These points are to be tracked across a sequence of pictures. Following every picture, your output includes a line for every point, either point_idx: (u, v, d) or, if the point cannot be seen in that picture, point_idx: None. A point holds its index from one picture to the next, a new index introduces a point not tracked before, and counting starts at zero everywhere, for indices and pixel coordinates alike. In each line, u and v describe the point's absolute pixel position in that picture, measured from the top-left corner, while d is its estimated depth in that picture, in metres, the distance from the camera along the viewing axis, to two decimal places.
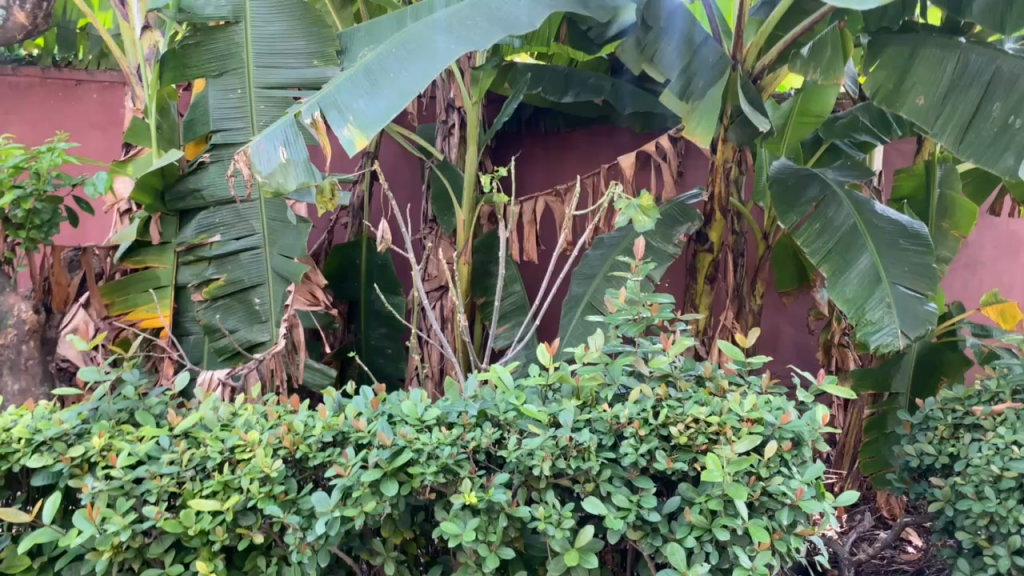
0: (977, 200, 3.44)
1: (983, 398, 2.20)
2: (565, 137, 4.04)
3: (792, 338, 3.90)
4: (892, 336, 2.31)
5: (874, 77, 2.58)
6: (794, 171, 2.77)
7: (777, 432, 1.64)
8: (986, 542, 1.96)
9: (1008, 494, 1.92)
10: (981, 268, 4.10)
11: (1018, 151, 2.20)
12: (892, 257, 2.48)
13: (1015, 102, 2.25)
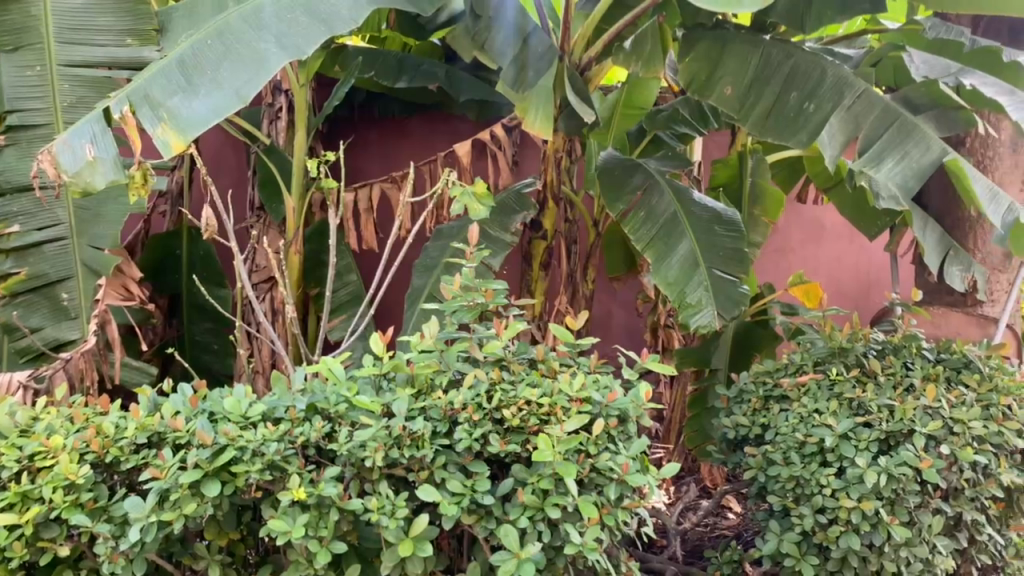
0: (785, 187, 3.70)
1: (789, 370, 2.38)
2: (400, 123, 3.99)
3: (623, 321, 4.06)
4: (710, 318, 2.48)
5: (687, 68, 2.67)
6: (620, 162, 2.85)
7: (604, 409, 1.71)
8: (793, 503, 2.10)
9: (811, 458, 2.09)
10: (791, 252, 4.42)
11: (812, 130, 2.43)
12: (709, 244, 2.62)
13: (810, 90, 2.48)
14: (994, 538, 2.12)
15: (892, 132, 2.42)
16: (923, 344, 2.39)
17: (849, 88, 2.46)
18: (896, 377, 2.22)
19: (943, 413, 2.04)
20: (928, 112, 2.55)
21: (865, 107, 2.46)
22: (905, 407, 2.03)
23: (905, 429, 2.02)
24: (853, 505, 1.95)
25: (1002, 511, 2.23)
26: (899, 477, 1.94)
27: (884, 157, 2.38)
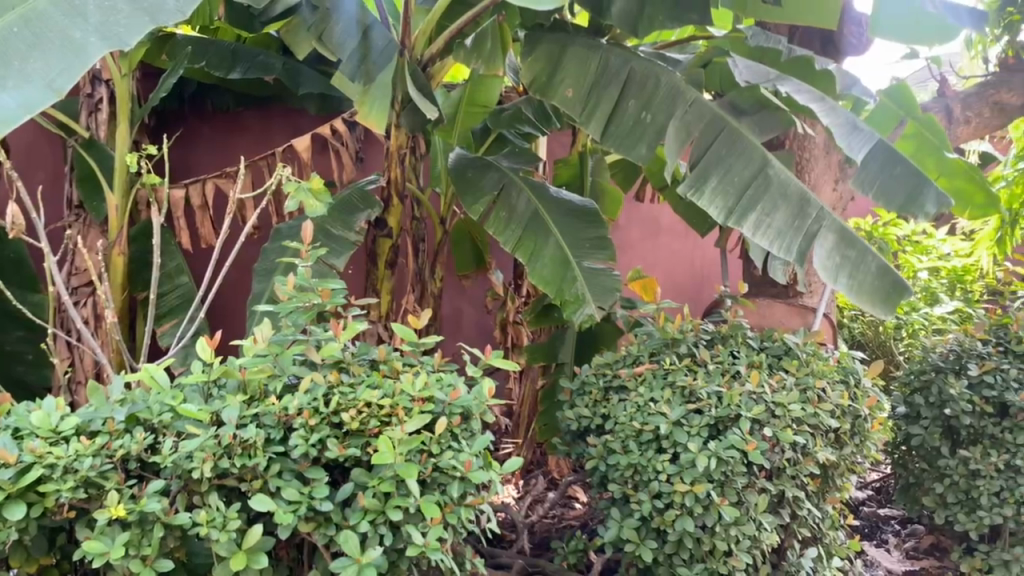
0: (625, 186, 3.83)
1: (627, 361, 2.46)
2: (236, 116, 3.84)
3: (473, 319, 4.07)
4: (591, 310, 2.52)
5: (529, 68, 2.67)
6: (471, 161, 2.80)
7: (447, 408, 1.70)
8: (633, 491, 2.17)
9: (648, 445, 2.17)
10: (632, 249, 4.58)
11: (650, 143, 2.55)
12: (574, 239, 2.66)
13: (646, 100, 2.57)
14: (812, 512, 2.27)
15: (719, 142, 2.53)
16: (748, 334, 2.52)
17: (681, 97, 2.56)
18: (724, 365, 2.34)
19: (766, 398, 2.18)
20: (752, 114, 2.67)
21: (696, 116, 2.55)
22: (732, 393, 2.15)
23: (732, 414, 2.13)
24: (686, 489, 2.04)
25: (820, 486, 2.39)
26: (728, 460, 2.05)
27: (709, 173, 2.49)
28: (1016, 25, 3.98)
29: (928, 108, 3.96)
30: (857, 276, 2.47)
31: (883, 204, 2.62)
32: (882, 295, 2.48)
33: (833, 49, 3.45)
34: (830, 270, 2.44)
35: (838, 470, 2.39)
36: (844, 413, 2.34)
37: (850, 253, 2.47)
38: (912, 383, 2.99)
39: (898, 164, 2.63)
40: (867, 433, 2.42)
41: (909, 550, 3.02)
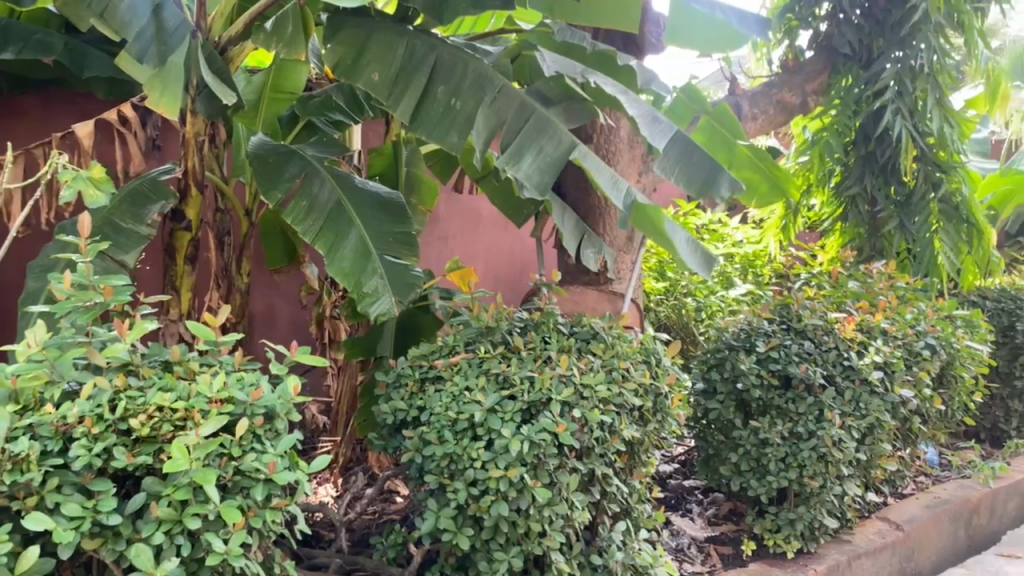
0: (441, 177, 3.82)
1: (443, 351, 2.44)
2: (9, 99, 3.48)
3: (287, 314, 3.92)
4: (388, 304, 2.45)
5: (332, 53, 2.62)
6: (274, 149, 2.70)
7: (248, 408, 1.63)
8: (448, 480, 2.17)
9: (463, 434, 2.18)
10: (451, 240, 4.59)
11: (461, 129, 2.54)
12: (377, 231, 2.58)
13: (454, 86, 2.57)
14: (621, 488, 2.36)
15: (530, 125, 2.56)
16: (559, 320, 2.58)
17: (488, 83, 2.58)
18: (535, 351, 2.39)
19: (574, 380, 2.25)
20: (559, 103, 2.74)
21: (504, 102, 2.59)
22: (543, 377, 2.22)
23: (543, 398, 2.19)
24: (501, 474, 2.07)
25: (627, 463, 2.49)
26: (539, 443, 2.10)
27: (524, 152, 2.52)
28: (795, 30, 4.51)
29: (721, 105, 4.07)
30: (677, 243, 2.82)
31: (685, 186, 2.74)
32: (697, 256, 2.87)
33: (634, 47, 3.59)
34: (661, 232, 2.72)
35: (643, 446, 2.50)
36: (646, 392, 2.45)
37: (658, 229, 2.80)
38: (710, 361, 3.20)
39: (696, 152, 2.76)
40: (667, 410, 2.54)
41: (711, 517, 3.23)
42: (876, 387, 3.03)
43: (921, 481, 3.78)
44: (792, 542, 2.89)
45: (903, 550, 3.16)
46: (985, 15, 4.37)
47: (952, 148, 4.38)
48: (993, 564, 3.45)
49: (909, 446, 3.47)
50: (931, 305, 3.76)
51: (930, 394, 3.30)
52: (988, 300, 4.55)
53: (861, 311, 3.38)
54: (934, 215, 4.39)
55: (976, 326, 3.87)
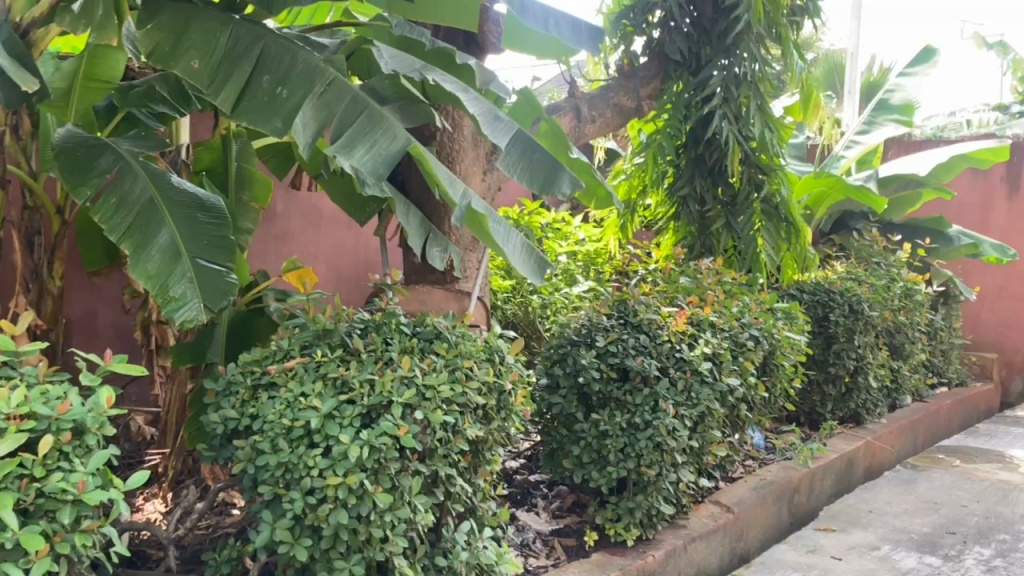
0: (278, 173, 3.67)
1: (276, 357, 2.33)
2: None
3: (110, 320, 3.65)
4: (196, 311, 2.28)
5: (149, 35, 2.48)
6: (84, 141, 2.51)
7: (53, 424, 1.49)
8: (284, 490, 2.08)
9: (299, 442, 2.10)
10: (290, 239, 4.43)
11: (286, 116, 2.42)
12: (190, 232, 2.42)
13: (281, 75, 2.50)
14: (465, 488, 2.34)
15: (362, 119, 2.49)
16: (402, 320, 2.50)
17: (318, 75, 2.52)
18: (376, 352, 2.33)
19: (416, 381, 2.22)
20: (393, 103, 2.71)
21: (336, 95, 2.51)
22: (383, 380, 2.17)
23: (384, 401, 2.15)
24: (339, 481, 2.02)
25: (470, 462, 2.46)
26: (380, 447, 2.06)
27: (355, 146, 2.43)
28: (631, 36, 4.67)
29: (561, 107, 4.14)
30: (512, 245, 2.70)
31: (527, 183, 2.75)
32: (532, 262, 2.74)
33: (476, 48, 3.60)
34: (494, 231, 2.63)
35: (486, 444, 2.47)
36: (490, 390, 2.44)
37: (500, 226, 2.68)
38: (553, 357, 3.23)
39: (537, 151, 2.79)
40: (511, 408, 2.53)
41: (555, 509, 3.26)
42: (706, 376, 3.20)
43: (748, 464, 4.01)
44: (631, 530, 2.98)
45: (733, 531, 3.34)
46: (799, 28, 4.68)
47: (772, 152, 4.66)
48: (812, 538, 3.72)
49: (736, 432, 3.67)
50: (754, 299, 3.99)
51: (754, 383, 3.50)
52: (805, 293, 4.88)
53: (692, 305, 3.55)
54: (756, 214, 4.74)
55: (794, 318, 4.15)
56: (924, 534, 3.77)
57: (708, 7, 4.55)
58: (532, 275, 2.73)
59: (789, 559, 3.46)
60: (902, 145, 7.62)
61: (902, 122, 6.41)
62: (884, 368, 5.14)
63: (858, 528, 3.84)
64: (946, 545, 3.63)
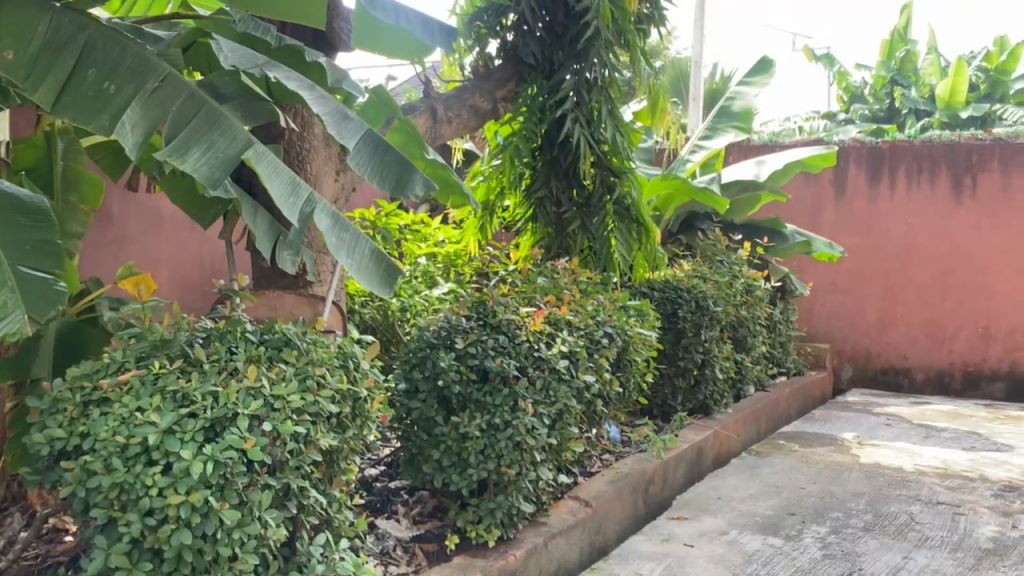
0: (113, 174, 3.43)
1: (110, 370, 2.17)
2: None
3: None
4: (20, 322, 2.06)
5: None
6: None
7: None
8: (120, 512, 1.94)
9: (136, 461, 1.97)
10: (128, 243, 4.18)
11: (114, 113, 2.30)
12: (11, 237, 2.22)
13: (109, 70, 2.36)
14: (319, 499, 2.26)
15: (200, 118, 2.38)
16: (247, 328, 2.38)
17: (151, 70, 2.40)
18: (220, 362, 2.21)
19: (264, 392, 2.13)
20: (235, 102, 2.57)
21: (170, 92, 2.39)
22: (228, 392, 2.07)
23: (229, 413, 2.05)
24: (181, 500, 1.91)
25: (325, 473, 2.37)
26: (226, 462, 1.97)
27: (191, 146, 2.31)
28: (485, 38, 4.65)
29: (416, 108, 4.10)
30: (356, 257, 2.55)
31: (377, 184, 2.68)
32: (379, 275, 2.58)
33: (327, 45, 3.53)
34: (332, 244, 2.47)
35: (342, 454, 2.39)
36: (344, 398, 2.36)
37: (345, 236, 2.54)
38: (412, 360, 3.18)
39: (388, 151, 2.73)
40: (367, 415, 2.47)
41: (416, 516, 3.22)
42: (564, 374, 3.26)
43: (605, 458, 4.11)
44: (492, 531, 2.98)
45: (591, 525, 3.41)
46: (647, 36, 4.84)
47: (623, 155, 4.79)
48: (666, 527, 3.85)
49: (593, 427, 3.76)
50: (608, 297, 4.10)
51: (609, 379, 3.59)
52: (655, 289, 5.06)
53: (549, 305, 3.61)
54: (609, 215, 4.90)
55: (645, 315, 4.30)
56: (767, 516, 3.99)
57: (559, 13, 4.64)
58: (379, 287, 2.56)
59: (645, 549, 3.57)
60: (743, 150, 8.06)
61: (741, 128, 6.77)
62: (729, 361, 5.41)
63: (708, 515, 4.02)
64: (787, 526, 3.86)
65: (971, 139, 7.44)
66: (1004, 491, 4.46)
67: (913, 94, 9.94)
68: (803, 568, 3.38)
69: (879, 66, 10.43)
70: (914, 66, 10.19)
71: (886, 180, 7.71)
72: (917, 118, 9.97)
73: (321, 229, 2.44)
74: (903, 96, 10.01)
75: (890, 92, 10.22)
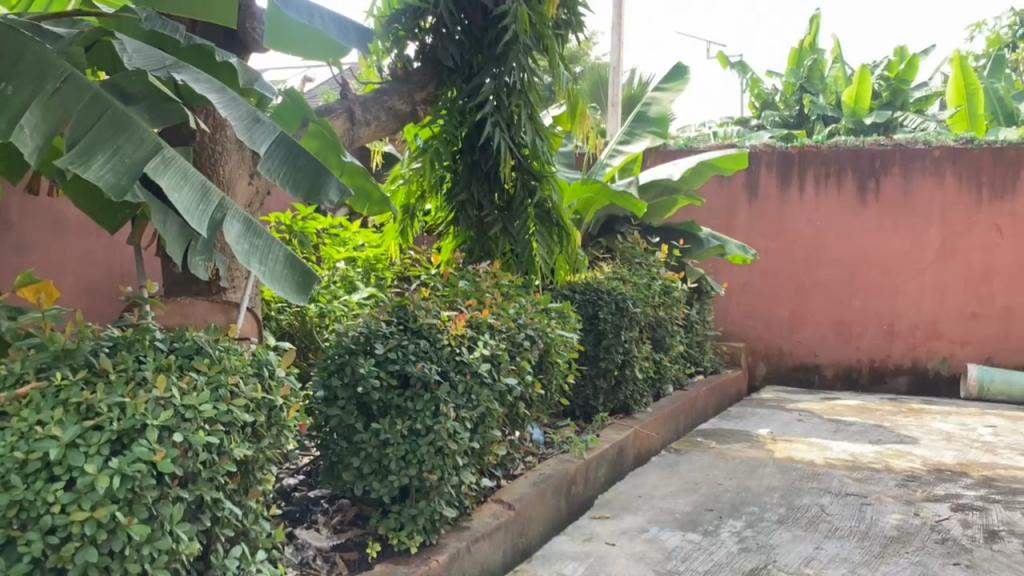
0: (11, 176, 3.27)
1: (7, 382, 2.06)
2: None
3: None
4: None
5: None
6: None
7: None
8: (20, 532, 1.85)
9: (36, 477, 1.88)
10: (30, 249, 4.00)
11: (11, 116, 2.25)
12: None
13: (7, 72, 2.31)
14: (234, 511, 2.20)
15: (104, 121, 2.31)
16: (156, 336, 2.30)
17: (51, 72, 2.35)
18: (128, 372, 2.13)
19: (175, 402, 2.06)
20: (143, 102, 2.49)
21: (72, 95, 2.34)
22: (136, 403, 2.00)
23: (137, 425, 1.98)
24: (86, 516, 1.83)
25: (239, 484, 2.31)
26: (134, 475, 1.90)
27: (95, 151, 2.24)
28: (403, 40, 4.62)
29: (333, 109, 4.04)
30: (269, 264, 2.48)
31: (290, 190, 2.63)
32: (294, 282, 2.50)
33: (238, 45, 3.44)
34: (243, 251, 2.41)
35: (257, 463, 2.34)
36: (259, 407, 2.31)
37: (257, 242, 2.49)
38: (330, 367, 3.13)
39: (301, 156, 2.68)
40: (283, 423, 2.41)
41: (336, 524, 3.16)
42: (485, 378, 3.26)
43: (528, 460, 4.13)
44: (414, 537, 2.96)
45: (514, 528, 3.42)
46: (564, 41, 4.89)
47: (542, 159, 4.84)
48: (588, 527, 3.89)
49: (516, 430, 3.77)
50: (529, 300, 4.12)
51: (530, 381, 3.61)
52: (577, 292, 5.11)
53: (471, 308, 3.61)
54: (531, 218, 4.90)
55: (566, 317, 4.33)
56: (686, 512, 4.08)
57: (478, 16, 4.65)
58: (293, 294, 2.49)
59: (568, 549, 3.61)
60: (659, 155, 8.22)
61: (657, 133, 6.91)
62: (648, 361, 5.51)
63: (629, 513, 4.08)
64: (705, 521, 3.95)
65: (873, 145, 7.75)
66: (907, 480, 4.68)
67: (821, 101, 10.33)
68: (721, 562, 3.46)
69: (789, 73, 10.79)
70: (821, 74, 10.59)
71: (795, 184, 7.99)
72: (824, 125, 10.36)
73: (230, 237, 2.38)
74: (811, 103, 10.39)
75: (799, 99, 10.59)
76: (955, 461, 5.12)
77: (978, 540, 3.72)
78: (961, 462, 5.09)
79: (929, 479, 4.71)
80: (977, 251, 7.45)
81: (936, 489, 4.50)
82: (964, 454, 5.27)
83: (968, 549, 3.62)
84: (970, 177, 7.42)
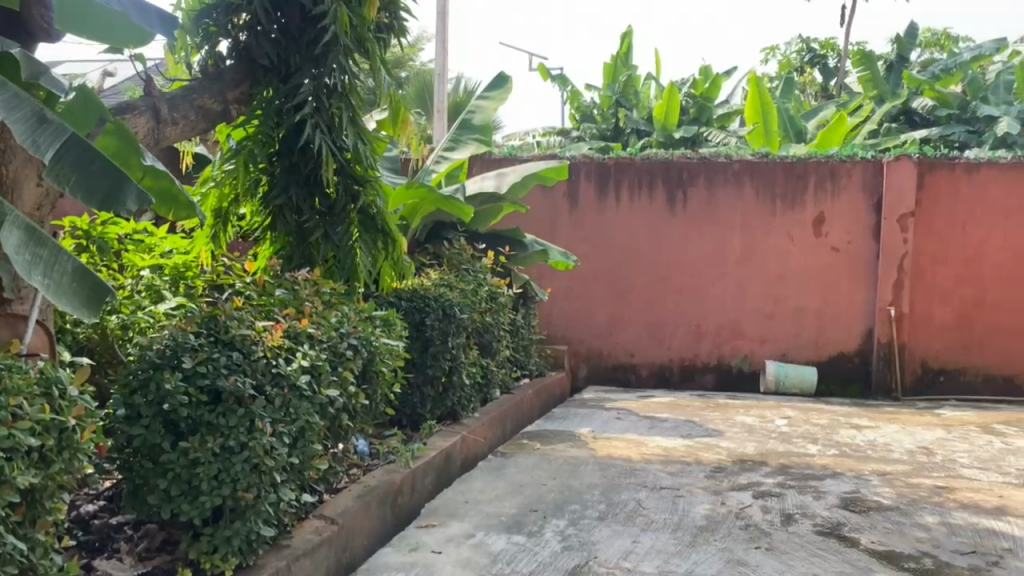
0: None
1: None
2: None
3: None
4: None
5: None
6: None
7: None
8: None
9: None
10: None
11: None
12: None
13: None
14: (18, 546, 2.00)
15: None
16: None
17: None
18: None
19: None
20: None
21: None
22: None
23: None
24: None
25: (25, 515, 2.10)
26: None
27: None
28: (214, 37, 4.41)
29: (135, 106, 3.80)
30: (53, 276, 2.35)
31: (82, 199, 2.52)
32: (84, 295, 2.38)
33: (25, 35, 3.14)
34: (21, 263, 2.29)
35: (45, 492, 2.13)
36: (47, 429, 2.11)
37: (40, 252, 2.36)
38: (132, 384, 2.92)
39: (96, 161, 2.58)
40: (77, 447, 2.21)
41: (142, 552, 2.94)
42: (305, 390, 3.16)
43: (352, 473, 4.03)
44: (229, 560, 2.80)
45: (337, 543, 3.33)
46: (386, 45, 4.82)
47: (365, 164, 4.72)
48: (415, 536, 3.86)
49: (339, 442, 3.67)
50: (352, 308, 4.04)
51: (353, 392, 3.53)
52: (402, 299, 5.10)
53: (289, 318, 3.49)
54: (353, 224, 4.81)
55: (391, 325, 4.29)
56: (511, 515, 4.14)
57: (295, 15, 4.46)
58: (82, 308, 2.36)
59: (393, 560, 3.56)
60: (484, 163, 8.32)
61: (481, 140, 6.99)
62: (474, 367, 5.55)
63: (455, 520, 4.08)
64: (529, 523, 4.02)
65: (681, 158, 8.24)
66: (714, 472, 5.00)
67: (635, 115, 10.88)
68: (545, 562, 3.54)
69: (605, 87, 11.26)
70: (635, 90, 11.14)
71: (611, 193, 8.34)
72: (638, 138, 10.91)
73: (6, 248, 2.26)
74: (626, 117, 10.91)
75: (615, 112, 11.10)
76: (756, 451, 5.53)
77: (776, 523, 4.04)
78: (761, 452, 5.51)
79: (733, 469, 5.05)
80: (773, 257, 8.09)
81: (739, 478, 4.83)
82: (764, 445, 5.70)
83: (767, 532, 3.91)
84: (766, 189, 8.06)
